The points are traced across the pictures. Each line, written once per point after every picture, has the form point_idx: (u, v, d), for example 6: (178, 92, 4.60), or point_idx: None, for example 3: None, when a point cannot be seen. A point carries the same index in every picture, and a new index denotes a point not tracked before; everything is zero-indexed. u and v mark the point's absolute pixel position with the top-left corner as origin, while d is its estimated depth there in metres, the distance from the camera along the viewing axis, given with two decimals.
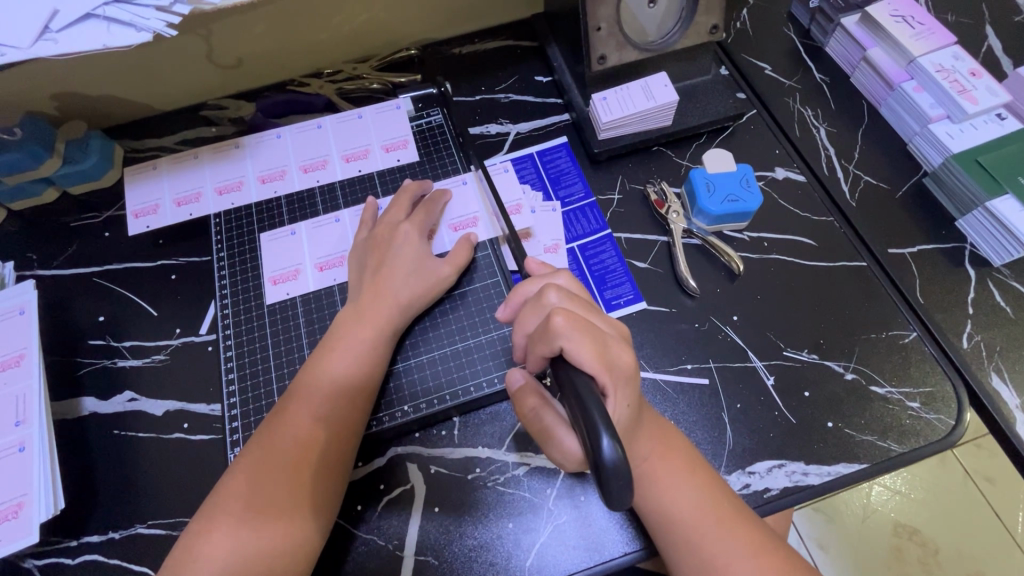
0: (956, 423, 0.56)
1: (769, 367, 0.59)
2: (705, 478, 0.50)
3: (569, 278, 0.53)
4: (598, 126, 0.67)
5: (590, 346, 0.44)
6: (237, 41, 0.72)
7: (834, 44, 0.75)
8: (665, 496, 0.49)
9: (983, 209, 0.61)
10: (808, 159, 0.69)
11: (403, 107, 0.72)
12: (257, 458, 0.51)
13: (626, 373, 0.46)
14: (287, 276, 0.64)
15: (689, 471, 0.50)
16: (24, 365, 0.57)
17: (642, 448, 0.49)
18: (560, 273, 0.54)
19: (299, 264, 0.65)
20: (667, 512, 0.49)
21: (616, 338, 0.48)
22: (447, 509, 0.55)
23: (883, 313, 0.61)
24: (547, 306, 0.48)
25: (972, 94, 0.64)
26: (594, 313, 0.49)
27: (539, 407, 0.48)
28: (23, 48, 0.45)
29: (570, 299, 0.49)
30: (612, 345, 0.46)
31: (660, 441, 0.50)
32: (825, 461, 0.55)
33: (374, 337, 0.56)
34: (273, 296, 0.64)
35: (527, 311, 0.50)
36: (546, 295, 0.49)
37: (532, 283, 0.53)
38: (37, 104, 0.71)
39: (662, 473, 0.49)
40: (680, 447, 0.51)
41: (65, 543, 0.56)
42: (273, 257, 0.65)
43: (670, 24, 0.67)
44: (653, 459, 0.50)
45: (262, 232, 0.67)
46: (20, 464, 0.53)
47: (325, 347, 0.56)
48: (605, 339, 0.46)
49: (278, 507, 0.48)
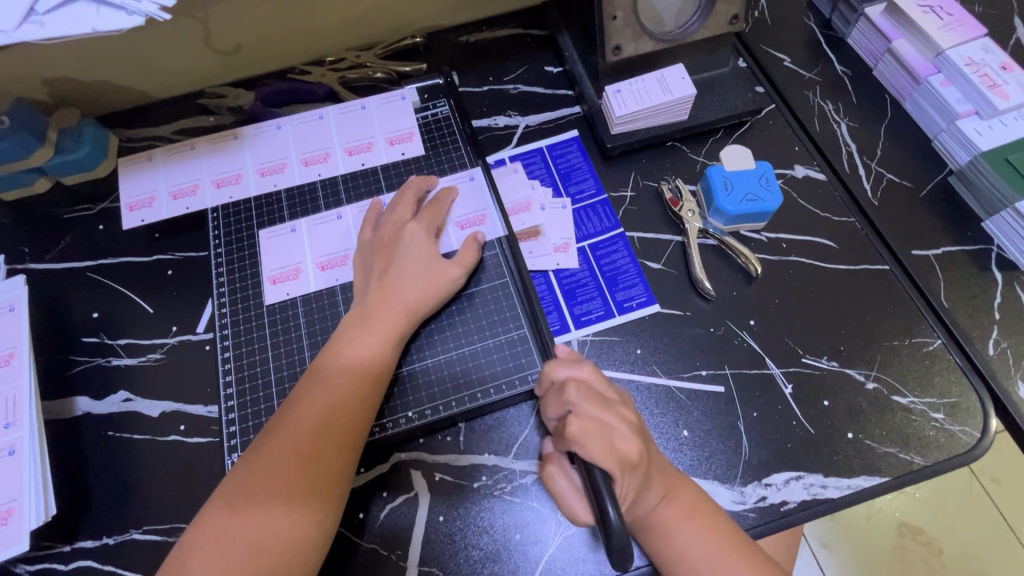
0: (981, 434, 0.54)
1: (787, 375, 0.57)
2: (712, 514, 0.48)
3: (593, 370, 0.51)
4: (611, 120, 0.65)
5: (602, 449, 0.44)
6: (236, 27, 0.69)
7: (857, 35, 0.72)
8: (672, 541, 0.48)
9: (1012, 211, 0.58)
10: (829, 156, 0.67)
11: (409, 98, 0.70)
12: (258, 461, 0.48)
13: (635, 465, 0.45)
14: (287, 275, 0.62)
15: (686, 515, 0.48)
16: (15, 364, 0.55)
17: (651, 497, 0.48)
18: (586, 363, 0.52)
19: (300, 262, 0.63)
20: (677, 555, 0.47)
21: (629, 430, 0.46)
22: (452, 518, 0.53)
23: (906, 319, 0.58)
24: (565, 402, 0.47)
25: (1003, 89, 0.62)
26: (609, 408, 0.47)
27: (556, 472, 0.50)
28: (7, 31, 0.42)
29: (589, 396, 0.47)
30: (621, 439, 0.45)
31: (669, 483, 0.49)
32: (844, 473, 0.53)
33: (381, 338, 0.54)
34: (273, 295, 0.61)
35: (549, 402, 0.49)
36: (565, 391, 0.47)
37: (559, 367, 0.51)
38: (27, 90, 0.68)
39: (663, 521, 0.48)
40: (684, 486, 0.49)
41: (58, 548, 0.54)
42: (272, 256, 0.63)
43: (688, 14, 0.64)
44: (662, 506, 0.48)
45: (262, 229, 0.65)
46: (10, 467, 0.51)
47: (330, 349, 0.54)
48: (614, 436, 0.45)
49: (282, 510, 0.46)
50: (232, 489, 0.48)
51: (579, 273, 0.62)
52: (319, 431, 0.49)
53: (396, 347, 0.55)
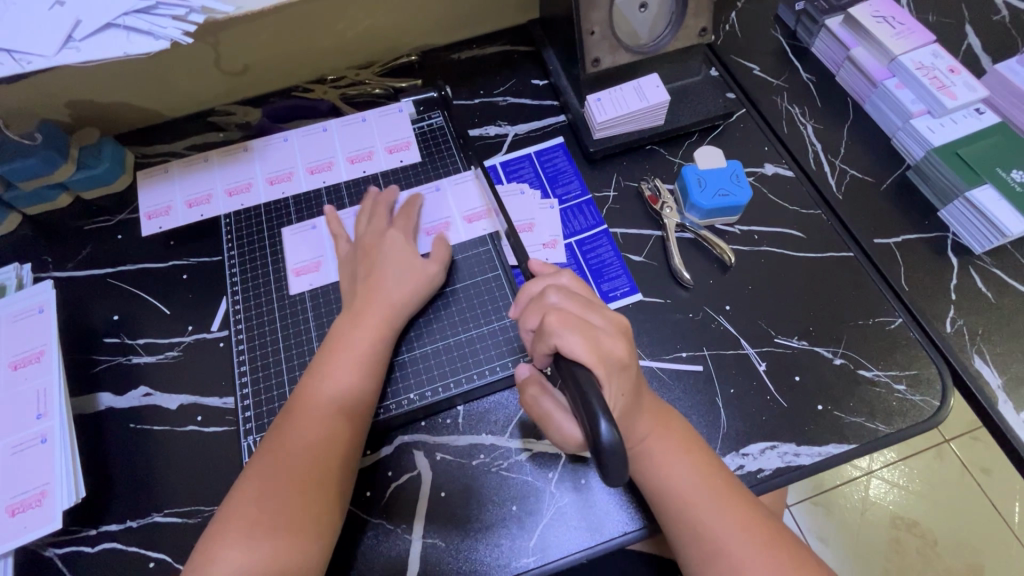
0: (940, 405, 0.58)
1: (761, 354, 0.61)
2: (702, 455, 0.52)
3: (573, 278, 0.55)
4: (593, 126, 0.70)
5: (584, 342, 0.46)
6: (244, 50, 0.74)
7: (819, 44, 0.78)
8: (660, 470, 0.50)
9: (963, 199, 0.63)
10: (796, 154, 0.72)
11: (405, 110, 0.76)
12: (275, 470, 0.52)
13: (620, 363, 0.47)
14: (309, 267, 0.67)
15: (684, 449, 0.51)
16: (45, 360, 0.59)
17: (641, 428, 0.51)
18: (564, 273, 0.56)
19: (320, 256, 0.68)
20: (664, 488, 0.50)
21: (612, 331, 0.49)
22: (453, 494, 0.57)
23: (870, 301, 0.63)
24: (547, 306, 0.51)
25: (951, 90, 0.67)
26: (592, 309, 0.51)
27: (539, 394, 0.51)
28: (47, 56, 0.47)
29: (570, 298, 0.51)
30: (606, 338, 0.48)
31: (659, 420, 0.52)
32: (816, 442, 0.57)
33: (371, 333, 0.59)
34: (296, 287, 0.67)
35: (529, 310, 0.52)
36: (547, 296, 0.51)
37: (536, 283, 0.55)
38: (51, 111, 0.73)
39: (658, 452, 0.51)
40: (679, 427, 0.53)
41: (84, 532, 0.58)
42: (293, 250, 0.68)
43: (661, 28, 0.69)
44: (653, 437, 0.51)
45: (283, 227, 0.70)
46: (42, 455, 0.55)
47: (326, 351, 0.59)
48: (598, 335, 0.48)
49: (309, 512, 0.50)
50: (252, 504, 0.50)
51: (566, 266, 0.67)
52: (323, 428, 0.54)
53: (390, 340, 0.60)
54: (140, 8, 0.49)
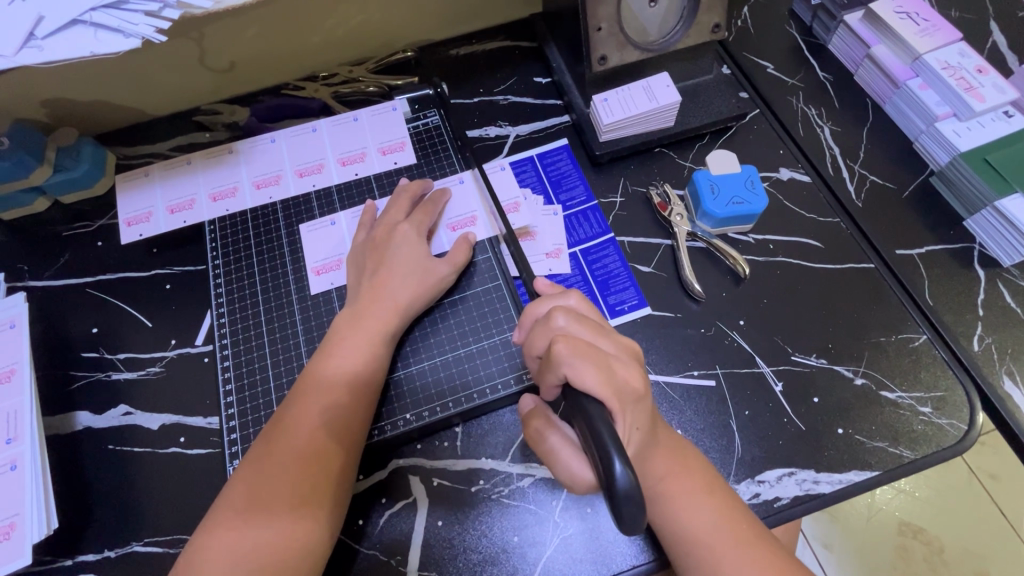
0: (968, 427, 0.55)
1: (777, 373, 0.58)
2: (722, 496, 0.48)
3: (581, 299, 0.52)
4: (599, 128, 0.66)
5: (595, 370, 0.43)
6: (229, 46, 0.70)
7: (837, 41, 0.74)
8: (676, 514, 0.47)
9: (992, 210, 0.60)
10: (812, 158, 0.68)
11: (400, 109, 0.72)
12: (256, 522, 0.47)
13: (633, 394, 0.44)
14: (330, 266, 0.64)
15: (705, 490, 0.48)
16: (15, 380, 0.56)
17: (653, 468, 0.48)
18: (572, 293, 0.52)
19: (340, 254, 0.65)
20: (682, 534, 0.47)
21: (623, 358, 0.46)
22: (450, 522, 0.53)
23: (892, 315, 0.60)
24: (554, 330, 0.47)
25: (979, 91, 0.63)
26: (602, 334, 0.47)
27: (545, 428, 0.49)
28: (7, 56, 0.43)
29: (578, 321, 0.47)
30: (617, 366, 0.45)
31: (674, 459, 0.49)
32: (836, 468, 0.54)
33: (354, 362, 0.54)
34: (317, 286, 0.63)
35: (535, 334, 0.48)
36: (553, 318, 0.48)
37: (541, 303, 0.51)
38: (25, 111, 0.69)
39: (676, 494, 0.48)
40: (699, 465, 0.50)
41: (60, 562, 0.54)
42: (314, 249, 0.65)
43: (672, 23, 0.65)
44: (669, 478, 0.48)
45: (301, 224, 0.67)
46: (11, 482, 0.52)
47: (309, 378, 0.54)
48: (610, 363, 0.44)
49: (295, 570, 0.46)
50: (232, 565, 0.45)
51: (570, 277, 0.63)
52: (308, 455, 0.50)
53: (382, 360, 0.56)
54: (109, 3, 0.45)
